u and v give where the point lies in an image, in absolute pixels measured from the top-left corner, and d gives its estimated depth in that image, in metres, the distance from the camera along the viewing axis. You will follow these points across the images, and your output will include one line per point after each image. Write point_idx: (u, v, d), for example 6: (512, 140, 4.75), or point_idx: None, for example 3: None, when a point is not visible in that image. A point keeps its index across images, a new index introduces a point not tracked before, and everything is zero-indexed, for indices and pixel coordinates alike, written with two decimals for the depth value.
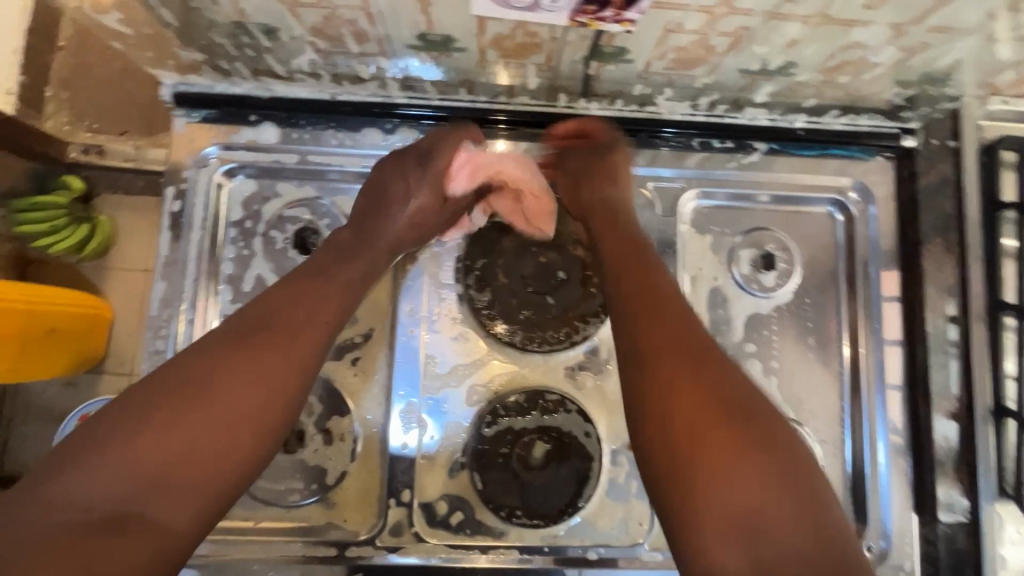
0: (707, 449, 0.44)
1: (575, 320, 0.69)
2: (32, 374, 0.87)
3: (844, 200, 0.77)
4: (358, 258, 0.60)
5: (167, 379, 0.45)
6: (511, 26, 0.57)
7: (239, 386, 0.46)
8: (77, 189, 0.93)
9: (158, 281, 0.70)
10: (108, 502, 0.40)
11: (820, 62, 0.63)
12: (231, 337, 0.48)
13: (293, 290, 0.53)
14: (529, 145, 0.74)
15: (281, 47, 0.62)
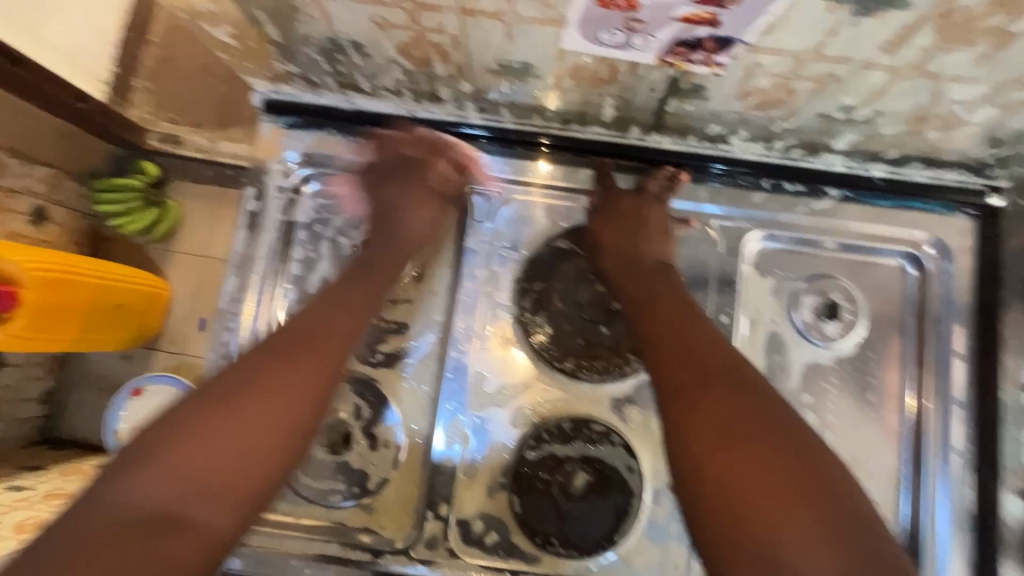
0: (747, 457, 0.40)
1: (628, 352, 0.69)
2: (95, 345, 0.94)
3: (918, 254, 0.74)
4: (372, 277, 0.60)
5: (215, 387, 0.45)
6: (595, 59, 0.58)
7: (285, 387, 0.47)
8: (151, 173, 1.02)
9: (230, 274, 0.73)
10: (149, 504, 0.39)
11: (908, 114, 0.61)
12: (274, 343, 0.49)
13: (318, 303, 0.54)
14: (586, 171, 0.75)
15: (369, 65, 0.65)
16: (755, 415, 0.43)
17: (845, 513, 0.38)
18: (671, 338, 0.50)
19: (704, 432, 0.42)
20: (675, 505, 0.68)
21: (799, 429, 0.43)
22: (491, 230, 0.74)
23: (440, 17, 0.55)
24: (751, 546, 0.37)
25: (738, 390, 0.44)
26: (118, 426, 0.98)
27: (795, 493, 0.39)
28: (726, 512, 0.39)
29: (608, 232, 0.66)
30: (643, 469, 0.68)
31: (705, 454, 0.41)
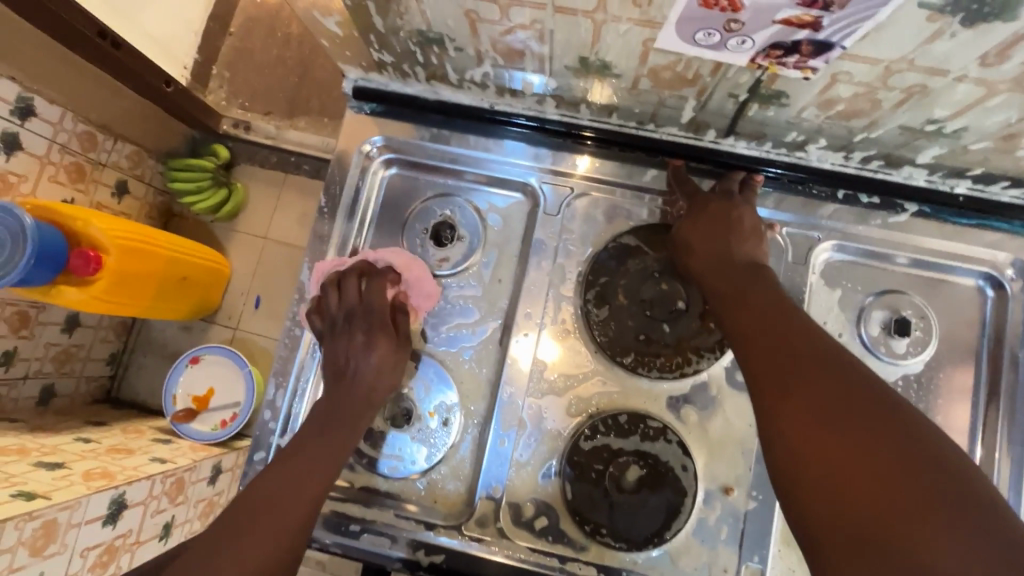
0: (836, 434, 0.44)
1: (689, 352, 0.70)
2: (162, 313, 1.00)
3: (998, 275, 0.72)
4: (320, 418, 0.68)
5: (193, 557, 0.57)
6: (682, 60, 0.59)
7: (263, 531, 0.59)
8: (223, 157, 1.10)
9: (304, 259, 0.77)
10: None
11: (998, 131, 0.60)
12: (248, 504, 0.61)
13: (279, 465, 0.64)
14: (654, 173, 0.76)
15: (459, 58, 0.68)
16: (851, 400, 0.46)
17: (955, 492, 0.39)
18: (767, 336, 0.55)
19: (799, 419, 0.47)
20: (728, 508, 0.67)
21: (900, 411, 0.45)
22: (559, 224, 0.75)
23: (533, 15, 0.57)
24: (853, 524, 0.40)
25: (832, 373, 0.48)
26: (176, 391, 1.05)
27: (884, 458, 0.42)
28: (826, 494, 0.42)
29: (700, 240, 0.68)
30: (698, 469, 0.68)
31: (800, 440, 0.46)
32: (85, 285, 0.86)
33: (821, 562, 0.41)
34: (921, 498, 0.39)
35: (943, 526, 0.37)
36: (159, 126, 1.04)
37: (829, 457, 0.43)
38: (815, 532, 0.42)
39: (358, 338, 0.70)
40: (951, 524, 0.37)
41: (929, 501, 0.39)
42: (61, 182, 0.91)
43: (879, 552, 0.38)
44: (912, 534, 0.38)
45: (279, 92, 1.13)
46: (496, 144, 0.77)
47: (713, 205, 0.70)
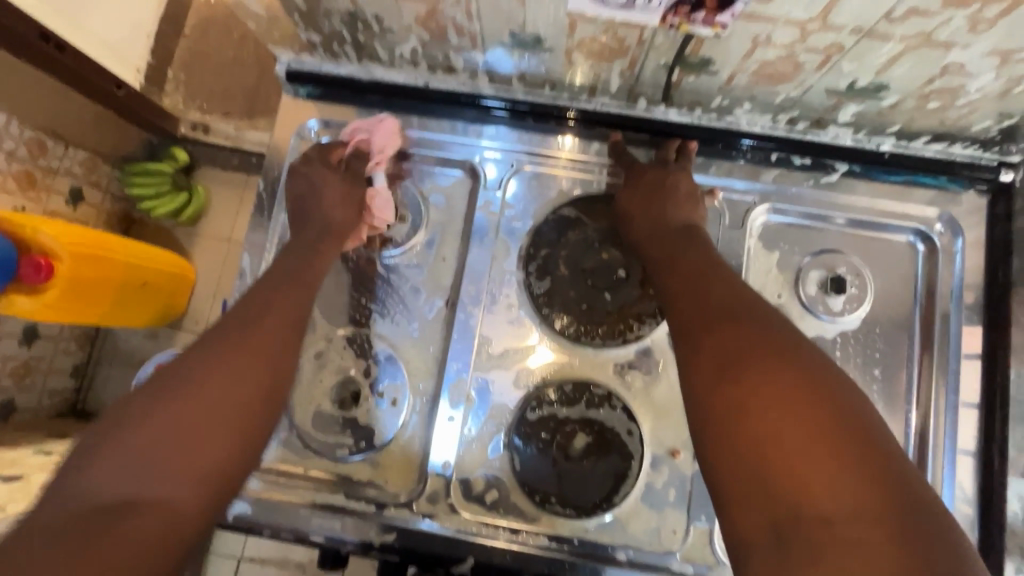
0: (744, 380, 0.44)
1: (630, 319, 0.71)
2: (123, 321, 0.98)
3: (928, 230, 0.74)
4: (307, 255, 0.67)
5: (166, 379, 0.50)
6: (603, 28, 0.60)
7: (219, 388, 0.50)
8: (181, 159, 1.07)
9: (245, 249, 0.75)
10: (108, 493, 0.42)
11: (914, 86, 0.62)
12: (223, 335, 0.55)
13: (259, 299, 0.60)
14: (599, 145, 0.76)
15: (388, 35, 0.68)
16: (757, 351, 0.45)
17: (854, 441, 0.39)
18: (691, 302, 0.54)
19: (710, 372, 0.46)
20: (674, 472, 0.68)
21: (806, 360, 0.45)
22: (499, 199, 0.76)
23: None
24: (748, 468, 0.40)
25: (745, 324, 0.49)
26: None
27: (789, 402, 0.41)
28: (729, 442, 0.42)
29: (634, 213, 0.69)
30: (644, 434, 0.69)
31: (709, 392, 0.45)
32: (36, 293, 0.84)
33: (724, 513, 0.41)
34: (813, 440, 0.39)
35: (827, 469, 0.37)
36: (111, 129, 1.02)
37: (734, 407, 0.43)
38: (717, 477, 0.42)
39: (316, 175, 0.73)
40: (845, 474, 0.37)
41: (820, 444, 0.38)
42: (11, 191, 0.89)
43: (772, 502, 0.38)
44: (797, 479, 0.38)
45: (237, 93, 1.11)
46: (432, 122, 0.77)
47: (649, 173, 0.71)
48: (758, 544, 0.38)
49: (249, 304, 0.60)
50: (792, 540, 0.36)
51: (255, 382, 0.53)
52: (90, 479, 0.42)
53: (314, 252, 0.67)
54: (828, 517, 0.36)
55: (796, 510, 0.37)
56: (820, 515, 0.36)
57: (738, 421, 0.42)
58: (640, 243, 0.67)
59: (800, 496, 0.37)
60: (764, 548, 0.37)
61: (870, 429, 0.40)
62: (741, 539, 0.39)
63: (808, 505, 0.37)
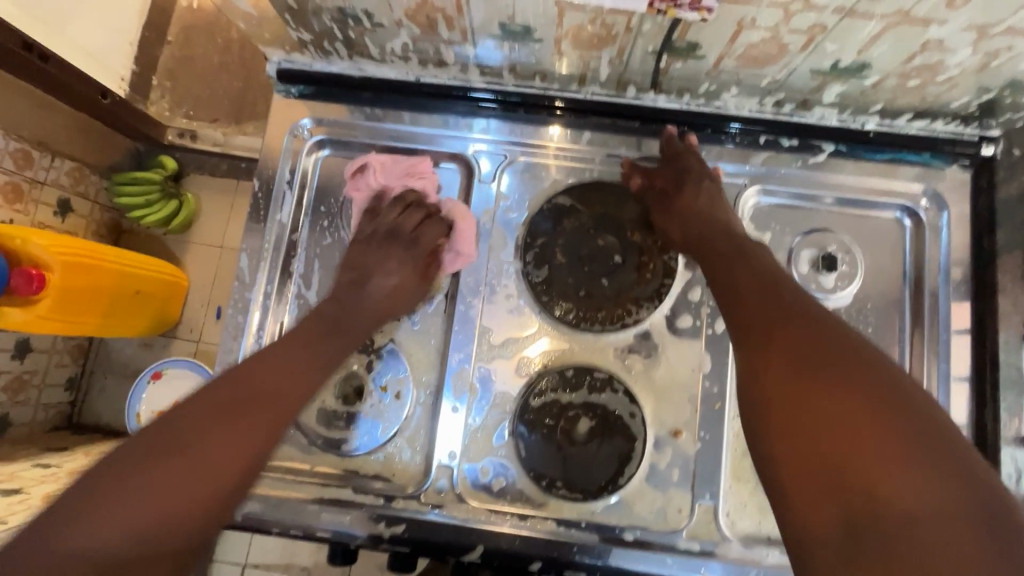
0: (818, 383, 0.45)
1: (628, 303, 0.72)
2: (117, 330, 0.98)
3: (914, 206, 0.75)
4: (341, 327, 0.66)
5: (165, 436, 0.48)
6: (591, 17, 0.61)
7: (217, 454, 0.49)
8: (170, 167, 1.07)
9: (241, 250, 0.75)
10: (91, 560, 0.41)
11: (895, 65, 0.63)
12: (235, 394, 0.54)
13: (275, 357, 0.59)
14: (591, 134, 0.77)
15: (378, 31, 0.69)
16: (828, 353, 0.46)
17: (927, 442, 0.40)
18: (751, 300, 0.55)
19: (779, 373, 0.47)
20: (677, 452, 0.69)
21: (876, 363, 0.45)
22: (494, 192, 0.76)
23: None
24: (823, 471, 0.41)
25: (811, 327, 0.50)
26: (139, 408, 1.03)
27: (865, 403, 0.42)
28: (799, 439, 0.43)
29: (668, 218, 0.71)
30: (646, 415, 0.70)
31: (777, 390, 0.47)
32: (28, 304, 0.83)
33: (790, 511, 0.42)
34: (891, 446, 0.39)
35: (905, 468, 0.38)
36: (98, 137, 1.01)
37: (807, 407, 0.44)
38: (785, 478, 0.43)
39: (385, 252, 0.72)
40: (925, 473, 0.38)
41: (900, 450, 0.39)
42: None
43: (850, 500, 0.39)
44: (869, 475, 0.39)
45: (226, 100, 1.10)
46: (426, 116, 0.78)
47: (666, 171, 0.73)
48: (828, 539, 0.39)
49: (263, 361, 0.58)
50: (868, 536, 0.37)
51: (245, 455, 0.51)
52: (75, 542, 0.41)
53: (353, 335, 0.67)
54: (905, 515, 0.37)
55: (873, 509, 0.38)
56: (897, 513, 0.37)
57: (812, 422, 0.43)
58: (686, 246, 0.69)
59: (878, 494, 0.38)
60: (836, 544, 0.38)
61: (947, 432, 0.41)
62: (802, 528, 0.41)
63: (886, 504, 0.37)
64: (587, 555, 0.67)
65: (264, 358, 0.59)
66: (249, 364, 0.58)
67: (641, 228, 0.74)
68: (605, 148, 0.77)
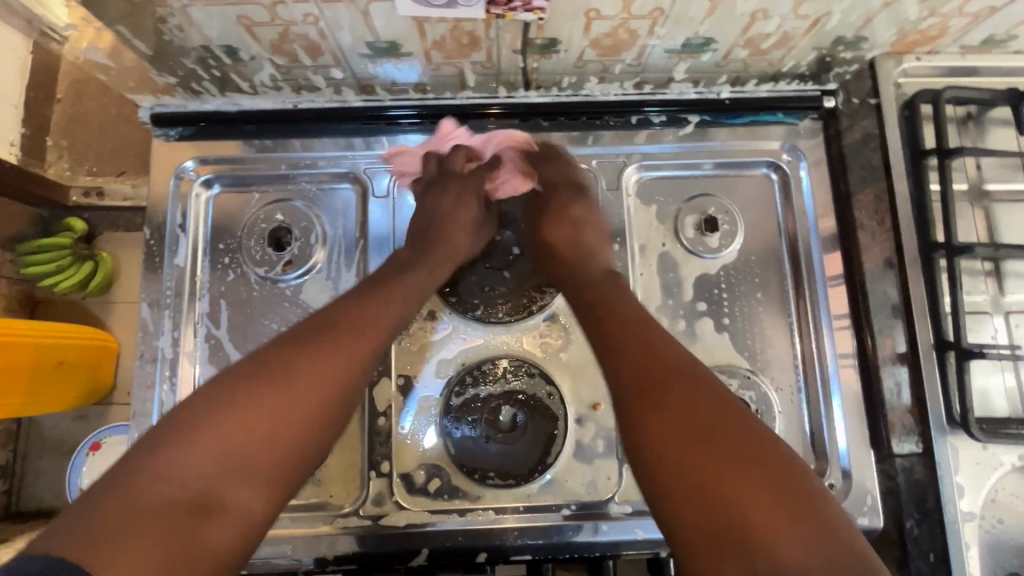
0: (708, 450, 0.48)
1: (532, 291, 0.75)
2: (41, 408, 0.91)
3: (778, 161, 0.82)
4: (420, 267, 0.68)
5: (257, 368, 0.52)
6: (449, 27, 0.65)
7: (305, 391, 0.51)
8: (79, 229, 1.03)
9: (142, 299, 0.75)
10: (193, 488, 0.45)
11: (736, 37, 0.69)
12: (314, 331, 0.56)
13: (355, 300, 0.60)
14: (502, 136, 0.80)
15: (243, 65, 0.70)
16: (717, 423, 0.49)
17: (799, 498, 0.45)
18: (624, 337, 0.57)
19: (673, 438, 0.49)
20: (599, 424, 0.73)
21: (747, 423, 0.50)
22: (391, 206, 0.79)
23: (295, 9, 0.60)
24: (725, 532, 0.44)
25: (690, 385, 0.52)
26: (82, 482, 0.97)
27: (748, 468, 0.47)
28: (685, 480, 0.47)
29: (553, 228, 0.73)
30: (564, 394, 0.73)
31: (675, 458, 0.48)
32: None
33: (694, 571, 0.45)
34: (779, 511, 0.44)
35: (790, 529, 0.44)
36: None
37: (707, 471, 0.47)
38: (687, 541, 0.46)
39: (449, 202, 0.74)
40: (803, 533, 0.44)
41: (784, 511, 0.45)
42: None
43: (753, 560, 0.43)
44: (773, 541, 0.43)
45: (129, 148, 1.05)
46: (313, 142, 0.79)
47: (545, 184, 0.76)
48: None
49: (349, 301, 0.60)
50: None
51: (333, 391, 0.53)
52: (171, 471, 0.45)
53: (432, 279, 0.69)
54: (799, 574, 0.42)
55: (775, 568, 0.42)
56: (794, 573, 0.42)
57: (710, 488, 0.46)
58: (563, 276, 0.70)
59: (774, 558, 0.43)
60: None
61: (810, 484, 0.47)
62: None
63: (781, 566, 0.42)
64: (528, 537, 0.70)
65: (345, 299, 0.61)
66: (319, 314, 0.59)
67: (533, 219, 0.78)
68: None
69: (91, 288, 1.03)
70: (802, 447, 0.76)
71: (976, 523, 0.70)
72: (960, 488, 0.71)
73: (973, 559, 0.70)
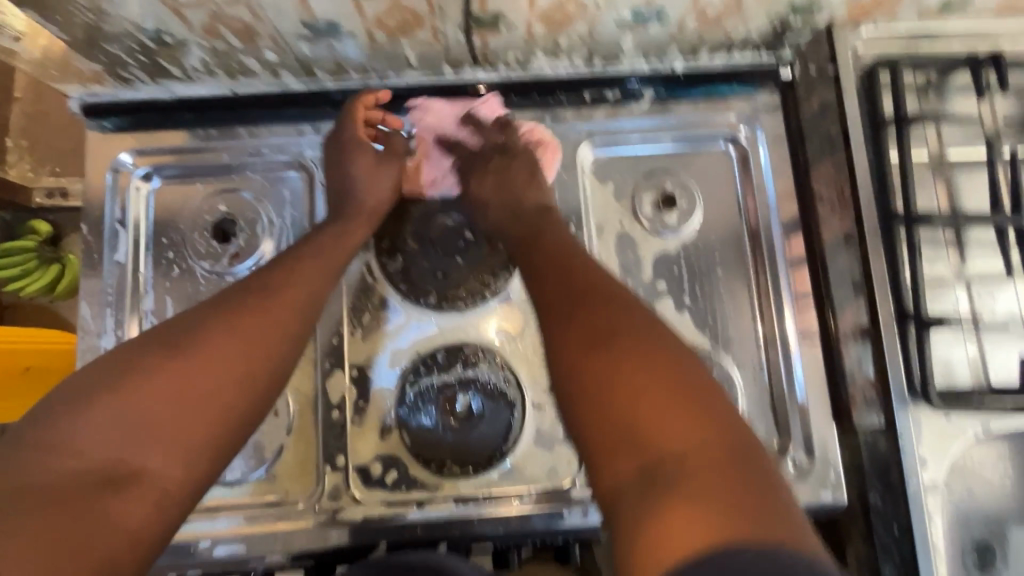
0: (608, 353, 0.52)
1: (486, 276, 0.73)
2: (13, 414, 0.90)
3: (736, 133, 0.80)
4: (336, 239, 0.68)
5: (167, 341, 0.54)
6: (387, 2, 0.62)
7: (219, 361, 0.54)
8: (43, 232, 0.99)
9: (82, 298, 0.72)
10: (103, 457, 0.47)
11: (688, 5, 0.67)
12: (230, 305, 0.58)
13: (271, 275, 0.61)
14: (448, 114, 0.76)
15: (173, 48, 0.67)
16: (618, 332, 0.53)
17: (691, 393, 0.49)
18: (547, 268, 0.63)
19: (577, 346, 0.54)
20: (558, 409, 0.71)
21: (654, 333, 0.53)
22: None
23: None
24: (620, 426, 0.48)
25: (601, 302, 0.56)
26: None
27: (646, 368, 0.50)
28: (590, 386, 0.51)
29: (478, 181, 0.76)
30: (522, 379, 0.71)
31: (580, 363, 0.53)
32: None
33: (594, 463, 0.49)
34: (669, 404, 0.48)
35: (677, 418, 0.47)
36: None
37: (607, 374, 0.51)
38: (591, 437, 0.50)
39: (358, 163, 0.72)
40: (689, 421, 0.47)
41: (674, 404, 0.48)
42: None
43: (642, 447, 0.47)
44: (659, 428, 0.47)
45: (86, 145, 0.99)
46: (254, 129, 0.76)
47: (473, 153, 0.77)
48: (630, 482, 0.46)
49: (267, 275, 0.62)
50: (654, 475, 0.45)
51: (249, 363, 0.55)
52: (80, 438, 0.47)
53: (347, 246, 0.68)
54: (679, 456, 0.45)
55: (658, 453, 0.46)
56: (675, 454, 0.46)
57: (610, 387, 0.50)
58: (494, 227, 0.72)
59: (658, 442, 0.46)
60: (635, 484, 0.46)
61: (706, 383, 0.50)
62: (609, 483, 0.47)
63: (664, 449, 0.46)
64: (487, 526, 0.68)
65: (266, 271, 0.62)
66: (229, 286, 0.61)
67: None
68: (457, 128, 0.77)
69: (59, 291, 1.00)
70: (765, 423, 0.75)
71: (939, 495, 0.69)
72: (922, 461, 0.70)
73: (937, 530, 0.68)
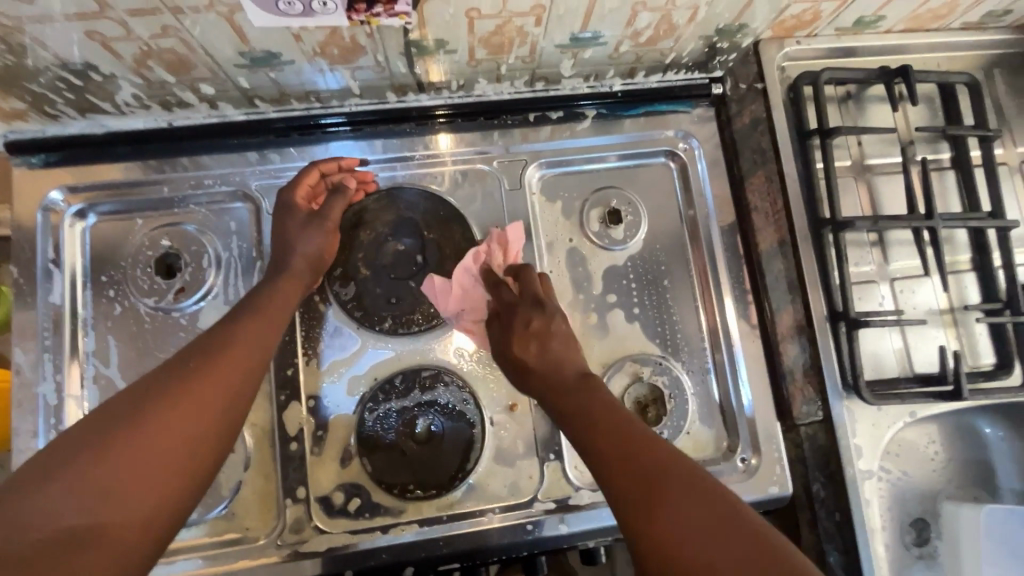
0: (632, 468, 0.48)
1: (440, 299, 0.75)
2: None
3: (674, 149, 0.83)
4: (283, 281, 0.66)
5: (124, 401, 0.50)
6: (327, 32, 0.62)
7: (184, 415, 0.51)
8: None
9: (16, 343, 0.70)
10: (61, 523, 0.43)
11: (624, 29, 0.70)
12: (191, 357, 0.55)
13: (230, 324, 0.60)
14: (396, 141, 0.78)
15: (102, 84, 0.66)
16: (631, 443, 0.50)
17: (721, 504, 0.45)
18: (556, 385, 0.60)
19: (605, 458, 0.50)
20: (518, 426, 0.73)
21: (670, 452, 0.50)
22: None
23: (152, 22, 0.56)
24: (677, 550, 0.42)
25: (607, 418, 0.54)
26: None
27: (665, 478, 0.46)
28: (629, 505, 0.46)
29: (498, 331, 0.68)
30: (480, 399, 0.73)
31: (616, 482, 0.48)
32: None
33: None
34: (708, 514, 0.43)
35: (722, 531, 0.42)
36: None
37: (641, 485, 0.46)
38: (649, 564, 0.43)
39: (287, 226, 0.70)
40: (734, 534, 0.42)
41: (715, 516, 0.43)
42: None
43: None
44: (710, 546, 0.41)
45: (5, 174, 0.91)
46: (195, 161, 0.74)
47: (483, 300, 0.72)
48: None
49: (225, 325, 0.60)
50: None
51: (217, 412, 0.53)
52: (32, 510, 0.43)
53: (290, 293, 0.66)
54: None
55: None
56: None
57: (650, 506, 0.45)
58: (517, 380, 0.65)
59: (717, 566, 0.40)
60: None
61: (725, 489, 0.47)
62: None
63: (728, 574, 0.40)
64: (454, 546, 0.69)
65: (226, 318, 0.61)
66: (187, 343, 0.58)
67: (435, 226, 0.77)
68: (405, 154, 0.78)
69: None
70: (716, 425, 0.78)
71: (874, 480, 0.74)
72: (857, 449, 0.75)
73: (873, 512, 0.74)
